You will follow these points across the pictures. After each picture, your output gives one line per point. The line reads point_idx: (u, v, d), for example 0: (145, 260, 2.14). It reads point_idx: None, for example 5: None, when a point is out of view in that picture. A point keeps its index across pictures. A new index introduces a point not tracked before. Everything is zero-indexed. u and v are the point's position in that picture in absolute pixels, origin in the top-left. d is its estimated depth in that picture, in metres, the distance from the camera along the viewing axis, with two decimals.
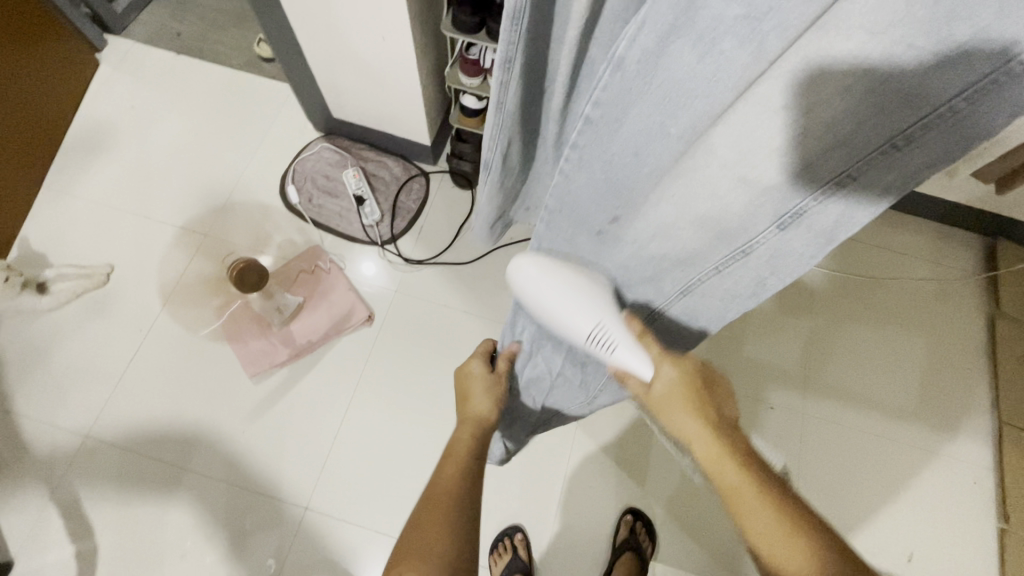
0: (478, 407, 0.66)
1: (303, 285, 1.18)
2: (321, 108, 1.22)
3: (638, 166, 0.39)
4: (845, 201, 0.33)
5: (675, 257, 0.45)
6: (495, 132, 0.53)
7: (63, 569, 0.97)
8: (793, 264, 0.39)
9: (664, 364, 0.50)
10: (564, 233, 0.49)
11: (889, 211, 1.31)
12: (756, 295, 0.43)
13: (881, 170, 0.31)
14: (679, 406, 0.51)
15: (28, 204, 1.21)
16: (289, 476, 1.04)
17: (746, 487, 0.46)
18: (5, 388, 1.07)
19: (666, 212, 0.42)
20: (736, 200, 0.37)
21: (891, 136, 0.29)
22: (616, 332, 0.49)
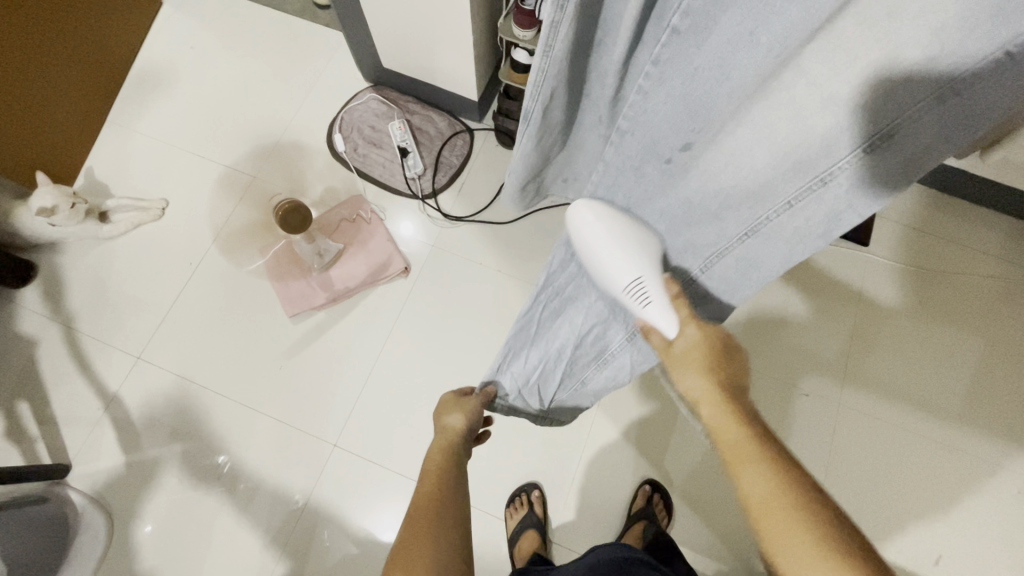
0: (452, 423, 0.67)
1: (344, 233, 1.21)
2: (371, 57, 1.21)
3: (724, 83, 0.38)
4: (941, 117, 0.33)
5: (744, 190, 0.44)
6: (541, 80, 0.51)
7: (114, 476, 1.05)
8: (871, 192, 0.38)
9: (687, 325, 0.54)
10: (631, 161, 0.48)
11: (959, 201, 1.22)
12: (827, 234, 0.43)
13: (984, 84, 0.30)
14: (693, 364, 0.53)
15: (94, 135, 1.27)
16: (320, 414, 1.09)
17: (747, 446, 0.47)
18: (69, 306, 1.15)
19: (741, 135, 0.41)
20: (820, 122, 0.36)
21: (1008, 44, 0.28)
22: (652, 289, 0.53)
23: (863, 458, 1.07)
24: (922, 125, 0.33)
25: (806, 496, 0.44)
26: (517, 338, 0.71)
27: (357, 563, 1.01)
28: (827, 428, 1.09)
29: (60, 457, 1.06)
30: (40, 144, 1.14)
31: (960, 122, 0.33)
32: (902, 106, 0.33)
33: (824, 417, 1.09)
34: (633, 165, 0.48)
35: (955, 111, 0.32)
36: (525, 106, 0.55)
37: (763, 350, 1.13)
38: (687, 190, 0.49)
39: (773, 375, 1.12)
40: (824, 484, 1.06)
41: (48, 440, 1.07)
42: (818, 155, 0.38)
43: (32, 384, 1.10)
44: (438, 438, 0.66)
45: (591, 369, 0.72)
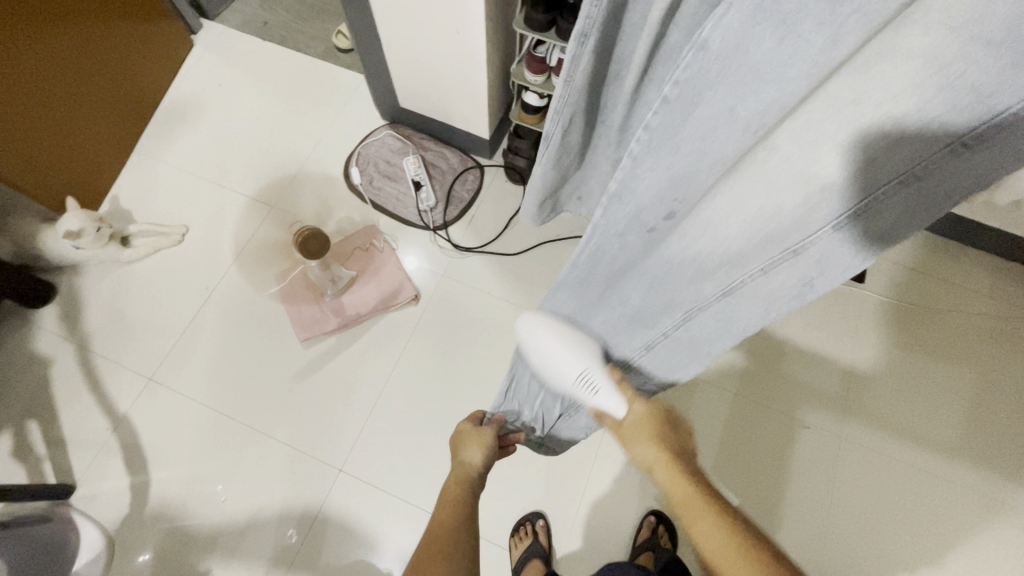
0: (470, 458, 0.71)
1: (357, 260, 1.24)
2: (390, 97, 1.29)
3: (706, 158, 0.40)
4: (908, 197, 0.37)
5: (723, 256, 0.47)
6: (560, 108, 0.57)
7: (118, 499, 1.05)
8: (840, 263, 0.42)
9: (635, 402, 0.62)
10: (616, 228, 0.48)
11: (950, 242, 1.26)
12: (801, 298, 0.46)
13: (946, 168, 0.35)
14: (642, 435, 0.61)
15: (120, 165, 1.33)
16: (326, 438, 1.10)
17: (695, 500, 0.54)
18: (85, 327, 1.17)
19: (722, 205, 0.44)
20: (793, 194, 0.40)
21: (960, 135, 0.33)
22: (599, 377, 0.61)
23: (866, 492, 1.08)
24: (891, 202, 0.37)
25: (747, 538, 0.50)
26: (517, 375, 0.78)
27: None
28: (829, 461, 1.10)
29: (65, 478, 1.06)
30: (68, 172, 1.20)
31: (925, 201, 0.37)
32: (870, 185, 0.37)
33: (826, 450, 1.10)
34: (617, 232, 0.49)
35: (920, 192, 0.36)
36: (546, 129, 0.60)
37: (764, 382, 1.15)
38: (668, 252, 0.50)
39: (775, 407, 1.13)
40: (827, 517, 1.06)
41: (54, 461, 1.07)
42: (790, 227, 0.41)
43: (43, 403, 1.11)
44: (457, 469, 0.70)
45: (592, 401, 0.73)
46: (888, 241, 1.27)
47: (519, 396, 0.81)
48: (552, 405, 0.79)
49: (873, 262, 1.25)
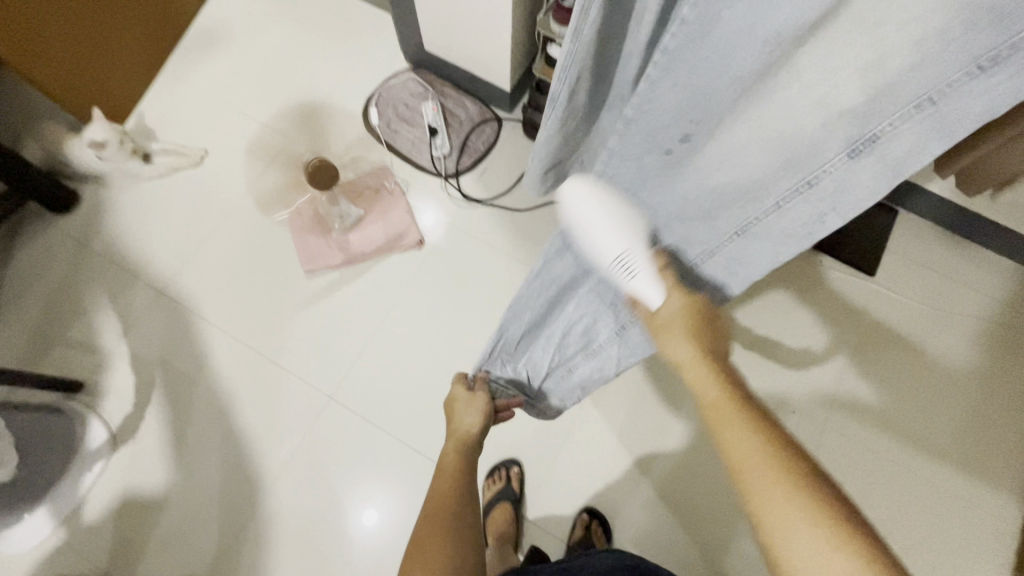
0: (467, 424, 0.76)
1: (366, 201, 1.26)
2: (414, 38, 1.27)
3: (724, 72, 0.41)
4: (923, 125, 0.36)
5: (740, 186, 0.48)
6: (567, 61, 0.54)
7: (122, 398, 1.11)
8: (854, 198, 0.42)
9: (673, 294, 0.57)
10: (634, 152, 0.51)
11: (973, 245, 1.22)
12: (811, 235, 0.47)
13: (961, 94, 0.34)
14: (676, 331, 0.55)
15: (147, 84, 1.35)
16: (320, 367, 1.14)
17: (727, 404, 0.49)
18: (103, 236, 1.22)
19: (739, 134, 0.45)
20: (810, 122, 0.40)
21: (976, 59, 0.32)
22: (638, 261, 0.56)
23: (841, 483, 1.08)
24: (904, 132, 0.37)
25: (787, 453, 0.45)
26: (505, 333, 0.79)
27: (336, 510, 1.06)
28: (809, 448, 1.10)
29: (75, 374, 1.12)
30: (96, 84, 1.23)
31: (933, 134, 0.36)
32: (885, 111, 0.37)
33: (808, 439, 1.10)
34: (636, 154, 0.52)
35: (934, 120, 0.35)
36: (552, 88, 0.59)
37: (755, 364, 1.15)
38: (686, 181, 0.52)
39: (763, 390, 1.13)
40: None
41: (66, 358, 1.13)
42: (804, 154, 0.42)
43: (60, 303, 1.17)
44: (455, 435, 0.75)
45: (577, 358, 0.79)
46: (907, 240, 1.23)
47: (501, 355, 0.82)
48: (538, 362, 0.82)
49: (887, 257, 1.22)
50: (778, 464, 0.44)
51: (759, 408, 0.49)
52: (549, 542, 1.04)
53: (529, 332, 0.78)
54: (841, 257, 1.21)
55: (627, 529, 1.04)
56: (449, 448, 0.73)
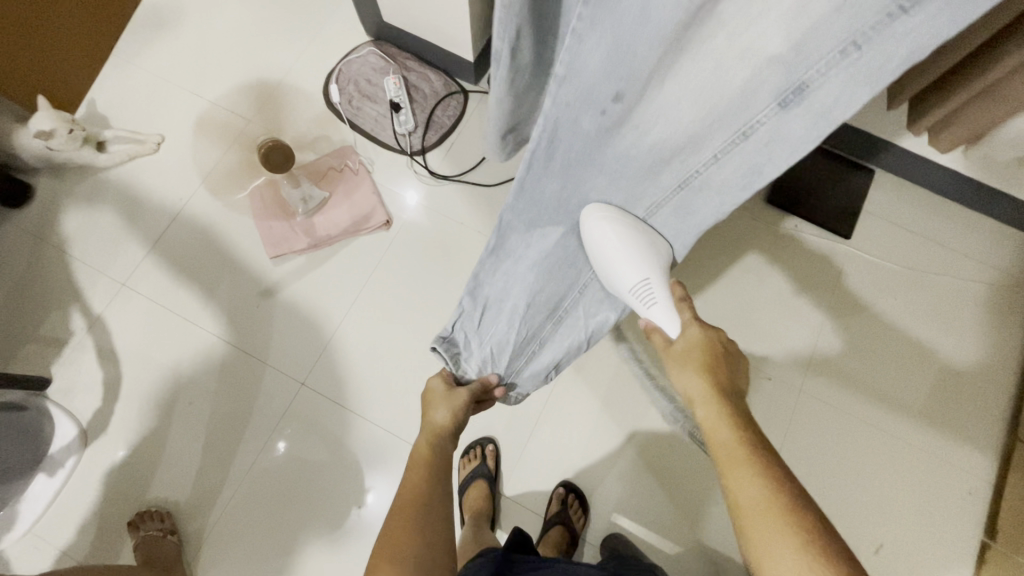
0: (437, 418, 0.71)
1: (330, 182, 1.23)
2: (371, 9, 1.21)
3: (646, 29, 0.41)
4: (847, 69, 0.41)
5: (675, 142, 0.53)
6: (505, 18, 0.51)
7: (92, 392, 1.10)
8: (785, 145, 0.49)
9: (691, 326, 0.63)
10: (571, 114, 0.49)
11: (950, 203, 1.20)
12: (747, 182, 0.55)
13: (882, 36, 0.38)
14: (688, 364, 0.61)
15: (97, 69, 1.30)
16: (291, 353, 1.13)
17: (736, 444, 0.53)
18: (61, 229, 1.19)
19: (672, 92, 0.48)
20: (739, 72, 0.44)
21: (896, 1, 0.36)
22: (658, 290, 0.65)
23: (817, 446, 1.08)
24: (828, 80, 0.43)
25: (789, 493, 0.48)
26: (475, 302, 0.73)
27: (315, 494, 1.06)
28: (784, 411, 1.10)
29: (42, 372, 1.10)
30: (43, 71, 1.18)
31: (859, 77, 0.42)
32: (810, 58, 0.42)
33: (783, 403, 1.10)
34: (573, 117, 0.50)
35: (855, 65, 0.41)
36: (494, 46, 0.56)
37: (730, 331, 1.14)
38: (625, 141, 0.54)
39: None
40: None
41: (32, 356, 1.11)
42: (736, 104, 0.47)
43: (22, 301, 1.14)
44: (426, 429, 0.71)
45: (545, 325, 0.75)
46: (884, 199, 1.21)
47: (467, 327, 0.74)
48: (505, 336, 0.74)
49: (863, 219, 1.20)
50: (781, 509, 0.48)
51: (764, 445, 0.53)
52: (527, 516, 1.05)
53: (496, 301, 0.72)
54: (818, 221, 1.18)
55: (604, 501, 1.05)
56: (421, 440, 0.70)
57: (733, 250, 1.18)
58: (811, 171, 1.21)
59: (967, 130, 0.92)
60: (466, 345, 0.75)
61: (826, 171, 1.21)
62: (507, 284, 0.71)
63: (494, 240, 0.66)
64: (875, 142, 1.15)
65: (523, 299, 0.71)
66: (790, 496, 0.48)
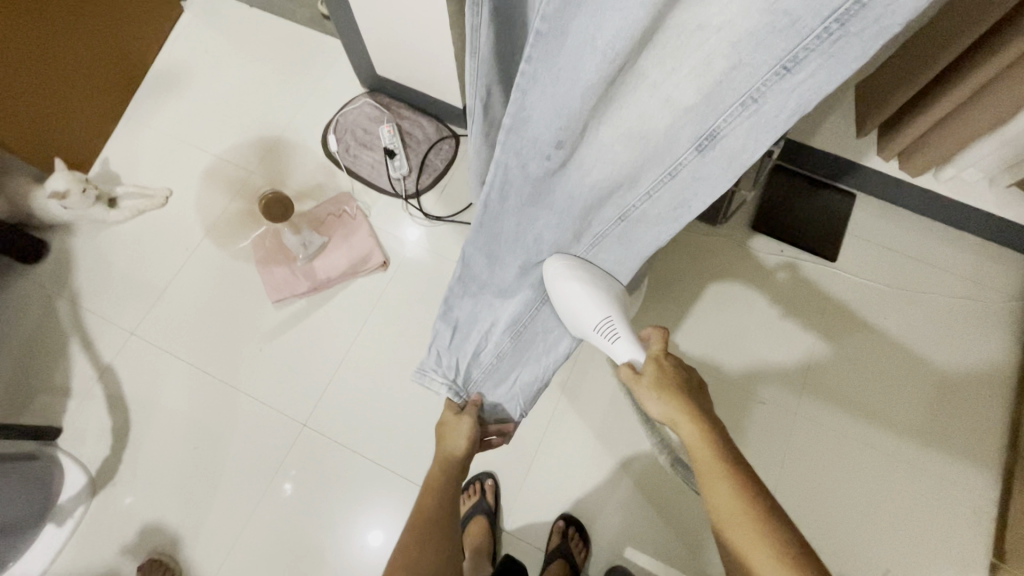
0: (449, 445, 0.79)
1: (329, 227, 1.28)
2: (366, 64, 1.29)
3: (576, 88, 0.45)
4: (750, 120, 0.46)
5: (613, 180, 0.57)
6: (474, 86, 0.57)
7: (102, 439, 1.13)
8: (708, 183, 0.54)
9: (660, 356, 0.67)
10: (519, 158, 0.54)
11: (933, 222, 1.23)
12: (678, 215, 0.59)
13: (774, 91, 0.43)
14: (663, 390, 0.64)
15: (110, 129, 1.38)
16: (293, 394, 1.15)
17: (716, 468, 0.57)
18: (74, 282, 1.24)
19: (607, 138, 0.52)
20: (663, 118, 0.49)
21: (781, 61, 0.41)
22: (619, 326, 0.72)
23: (815, 469, 1.08)
24: (736, 128, 0.47)
25: (765, 513, 0.53)
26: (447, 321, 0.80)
27: (318, 534, 1.07)
28: (779, 435, 1.10)
29: (54, 421, 1.14)
30: (60, 134, 1.25)
31: (760, 126, 0.46)
32: (718, 109, 0.46)
33: (778, 427, 1.11)
34: (521, 162, 0.54)
35: (757, 116, 0.45)
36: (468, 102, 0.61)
37: (722, 356, 1.16)
38: (570, 183, 0.58)
39: (732, 381, 1.14)
40: (775, 487, 1.08)
41: (44, 405, 1.15)
42: (663, 148, 0.52)
43: (36, 353, 1.19)
44: (439, 455, 0.79)
45: (504, 347, 0.80)
46: (867, 221, 1.24)
47: (439, 344, 0.83)
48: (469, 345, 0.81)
49: (847, 242, 1.23)
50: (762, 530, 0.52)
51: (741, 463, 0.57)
52: (528, 551, 1.05)
53: (466, 321, 0.79)
54: (803, 246, 1.21)
55: (605, 531, 1.05)
56: (433, 466, 0.77)
57: (721, 277, 1.21)
58: (792, 197, 1.25)
59: (942, 151, 0.95)
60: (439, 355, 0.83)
61: (807, 197, 1.24)
62: (474, 304, 0.77)
63: (462, 265, 0.71)
64: (854, 167, 1.18)
65: (487, 323, 0.78)
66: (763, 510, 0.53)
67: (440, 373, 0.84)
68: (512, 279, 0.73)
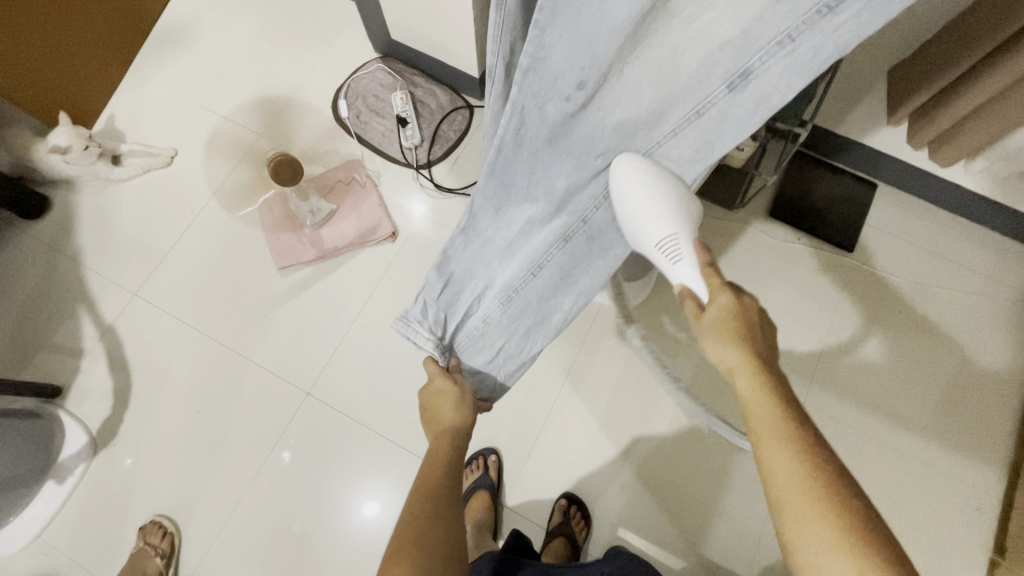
0: (448, 419, 0.71)
1: (338, 195, 1.25)
2: (381, 28, 1.25)
3: (606, 23, 0.45)
4: (788, 58, 0.46)
5: (638, 119, 0.56)
6: (498, 34, 0.52)
7: (103, 400, 1.12)
8: (733, 124, 0.52)
9: (721, 293, 0.57)
10: (539, 97, 0.52)
11: (954, 217, 1.20)
12: (704, 155, 0.57)
13: (813, 30, 0.43)
14: (720, 332, 0.54)
15: (115, 84, 1.34)
16: (298, 362, 1.14)
17: (775, 426, 0.48)
18: (77, 240, 1.22)
19: (632, 77, 0.51)
20: (695, 55, 0.48)
21: (824, 0, 0.41)
22: (684, 247, 0.64)
23: None
24: (770, 66, 0.47)
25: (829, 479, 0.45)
26: (443, 271, 0.73)
27: (318, 503, 1.07)
28: None
29: (56, 380, 1.13)
30: (63, 86, 1.21)
31: (794, 67, 0.46)
32: (753, 46, 0.46)
33: None
34: (538, 102, 0.53)
35: (795, 53, 0.45)
36: (488, 63, 0.56)
37: None
38: (591, 123, 0.57)
39: None
40: None
41: (45, 364, 1.14)
42: (692, 87, 0.51)
43: (37, 310, 1.17)
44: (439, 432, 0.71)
45: (494, 313, 0.75)
46: (887, 212, 1.21)
47: (427, 296, 0.75)
48: (460, 299, 0.76)
49: (865, 233, 1.20)
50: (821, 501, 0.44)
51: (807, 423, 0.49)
52: (529, 528, 1.05)
53: (461, 275, 0.74)
54: (819, 235, 1.19)
55: (606, 512, 1.04)
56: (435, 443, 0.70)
57: (735, 262, 1.19)
58: (812, 184, 1.22)
59: (970, 142, 0.93)
60: (421, 308, 0.76)
61: (828, 186, 1.21)
62: (475, 254, 0.72)
63: (467, 216, 0.68)
64: (875, 157, 1.17)
65: (485, 279, 0.74)
66: (835, 481, 0.45)
67: (425, 327, 0.75)
68: (513, 236, 0.70)
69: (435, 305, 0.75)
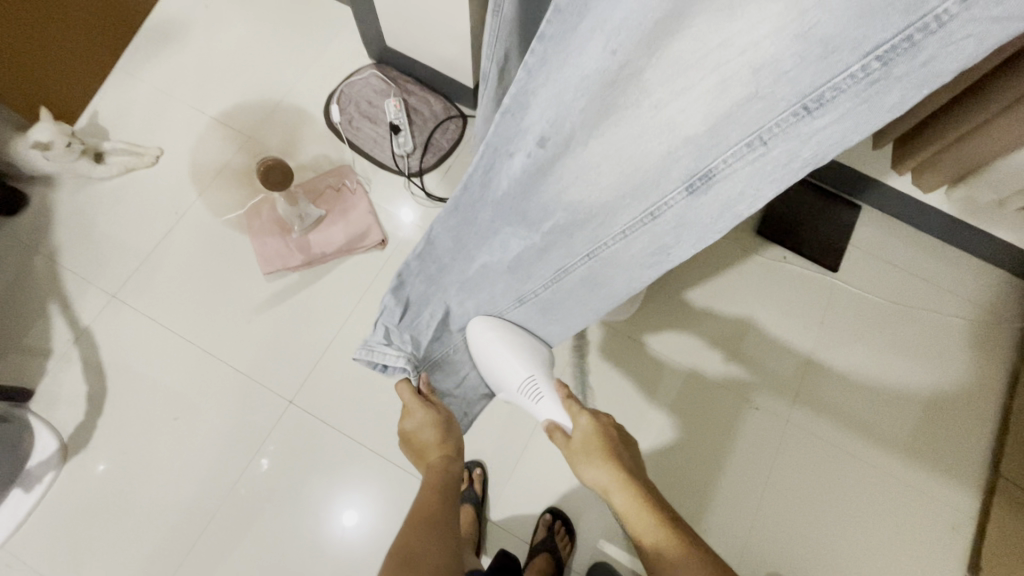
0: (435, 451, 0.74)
1: (327, 200, 1.24)
2: (376, 34, 1.24)
3: (577, 81, 0.40)
4: (753, 162, 0.40)
5: (592, 205, 0.51)
6: (493, 44, 0.53)
7: (75, 405, 1.08)
8: (692, 229, 0.48)
9: (582, 417, 0.69)
10: (508, 144, 0.48)
11: (934, 240, 1.23)
12: (656, 257, 0.52)
13: (786, 134, 0.37)
14: (592, 456, 0.64)
15: (101, 81, 1.31)
16: (282, 369, 1.12)
17: (661, 538, 0.55)
18: (54, 238, 1.18)
19: (593, 155, 0.47)
20: (655, 148, 0.43)
21: (803, 99, 0.35)
22: (543, 387, 0.75)
23: (802, 480, 1.09)
24: (735, 172, 0.41)
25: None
26: (404, 300, 0.71)
27: (297, 515, 1.04)
28: (769, 445, 1.10)
29: (27, 382, 1.09)
30: (47, 81, 1.19)
31: (763, 171, 0.40)
32: (720, 146, 0.40)
33: (768, 434, 1.11)
34: (507, 149, 0.48)
35: (763, 159, 0.39)
36: (483, 67, 0.56)
37: (720, 361, 1.15)
38: (546, 197, 0.52)
39: (727, 385, 1.14)
40: (762, 494, 1.08)
41: (16, 366, 1.10)
42: (650, 177, 0.45)
43: (10, 310, 1.13)
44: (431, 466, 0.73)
45: (457, 339, 0.76)
46: (870, 233, 1.24)
47: (388, 321, 0.73)
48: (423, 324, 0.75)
49: (850, 252, 1.22)
50: None
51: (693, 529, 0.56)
52: (513, 543, 1.04)
53: (421, 301, 0.72)
54: (805, 253, 1.21)
55: (590, 528, 1.04)
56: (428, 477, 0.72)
57: (723, 277, 1.20)
58: (799, 205, 1.24)
59: (954, 169, 0.95)
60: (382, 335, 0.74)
61: (813, 207, 1.24)
62: (438, 289, 0.70)
63: (424, 242, 0.62)
64: (861, 179, 1.19)
65: (445, 307, 0.73)
66: None
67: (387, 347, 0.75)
68: (474, 274, 0.67)
69: (398, 334, 0.74)
